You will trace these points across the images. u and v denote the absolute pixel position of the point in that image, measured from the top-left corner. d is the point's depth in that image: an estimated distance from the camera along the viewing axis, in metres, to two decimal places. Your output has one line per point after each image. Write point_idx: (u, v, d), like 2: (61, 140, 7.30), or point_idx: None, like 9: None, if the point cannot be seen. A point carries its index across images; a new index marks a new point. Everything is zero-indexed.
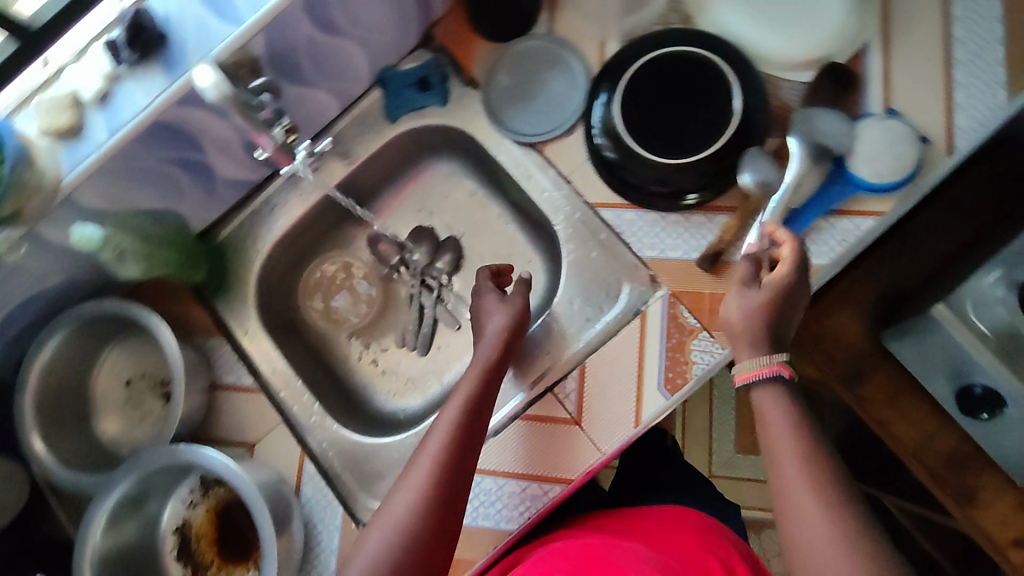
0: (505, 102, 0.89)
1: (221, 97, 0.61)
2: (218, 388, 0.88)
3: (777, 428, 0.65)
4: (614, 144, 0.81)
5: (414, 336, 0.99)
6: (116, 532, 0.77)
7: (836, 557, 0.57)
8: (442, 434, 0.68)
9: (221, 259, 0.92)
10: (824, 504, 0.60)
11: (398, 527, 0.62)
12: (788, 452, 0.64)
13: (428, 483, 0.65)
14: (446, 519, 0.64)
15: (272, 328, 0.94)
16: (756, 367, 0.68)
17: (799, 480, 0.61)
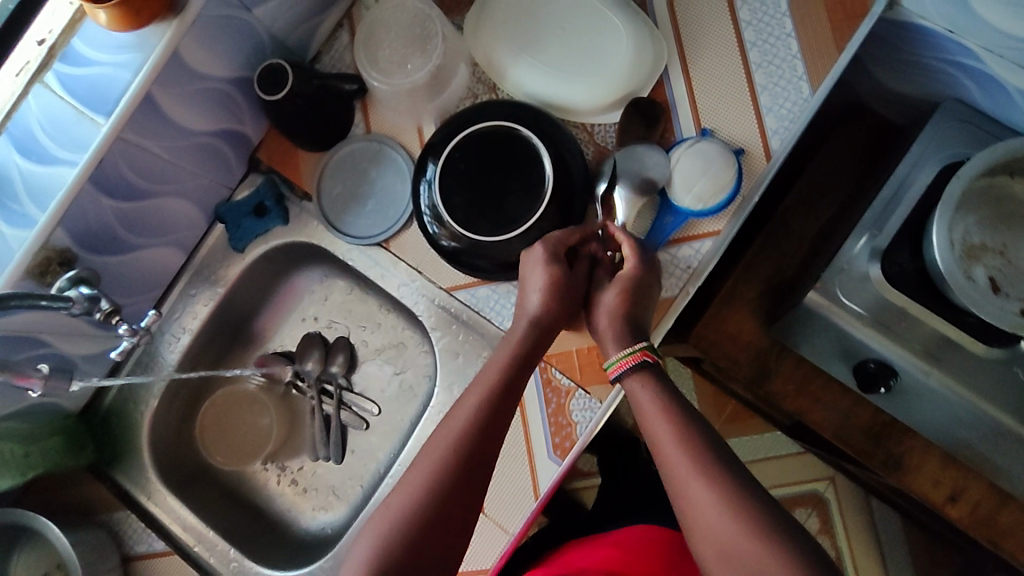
0: (343, 208, 0.91)
1: None
2: (133, 559, 0.89)
3: (660, 435, 0.66)
4: (446, 231, 0.80)
5: (324, 445, 0.97)
6: None
7: (711, 502, 0.61)
8: (431, 462, 0.67)
9: (109, 429, 0.92)
10: (718, 491, 0.61)
11: (391, 520, 0.64)
12: (672, 453, 0.64)
13: (406, 515, 0.64)
14: (434, 525, 0.64)
15: (178, 482, 0.94)
16: (621, 359, 0.71)
17: (682, 473, 0.63)
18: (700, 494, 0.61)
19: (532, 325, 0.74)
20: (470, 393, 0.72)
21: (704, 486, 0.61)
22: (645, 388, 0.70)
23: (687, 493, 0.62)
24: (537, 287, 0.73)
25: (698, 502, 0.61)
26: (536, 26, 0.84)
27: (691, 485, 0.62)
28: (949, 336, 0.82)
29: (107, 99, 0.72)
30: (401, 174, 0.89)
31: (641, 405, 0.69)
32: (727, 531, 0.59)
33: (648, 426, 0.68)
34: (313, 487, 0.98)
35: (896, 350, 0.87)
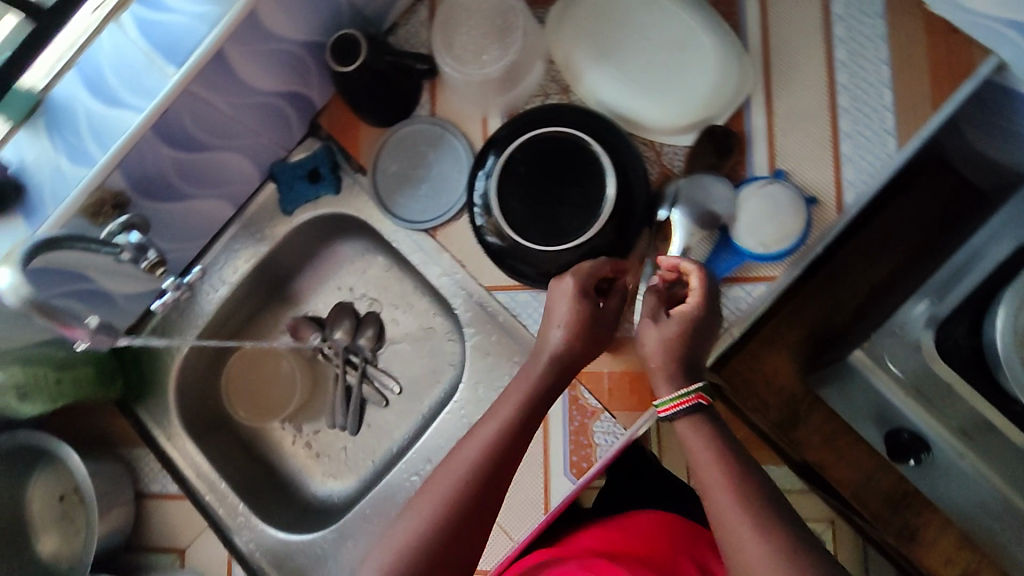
0: (396, 189, 0.90)
1: (18, 299, 0.62)
2: (146, 496, 0.91)
3: (712, 486, 0.62)
4: (495, 231, 0.79)
5: (344, 414, 0.98)
6: None
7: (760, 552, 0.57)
8: (447, 483, 0.67)
9: (137, 367, 0.94)
10: (776, 558, 0.56)
11: (409, 540, 0.65)
12: (721, 508, 0.61)
13: (418, 533, 0.65)
14: (450, 548, 0.65)
15: (198, 428, 0.95)
16: (674, 400, 0.67)
17: (733, 532, 0.59)
18: (755, 560, 0.57)
19: (554, 355, 0.72)
20: (492, 412, 0.71)
21: (757, 548, 0.57)
22: (693, 431, 0.66)
23: (738, 556, 0.58)
24: (561, 321, 0.73)
25: (752, 569, 0.57)
26: (621, 37, 0.81)
27: (743, 547, 0.58)
28: (996, 422, 0.79)
29: (180, 52, 0.72)
30: (459, 166, 0.89)
31: (690, 448, 0.65)
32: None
33: (698, 472, 0.64)
34: (326, 454, 0.99)
35: (933, 425, 0.85)
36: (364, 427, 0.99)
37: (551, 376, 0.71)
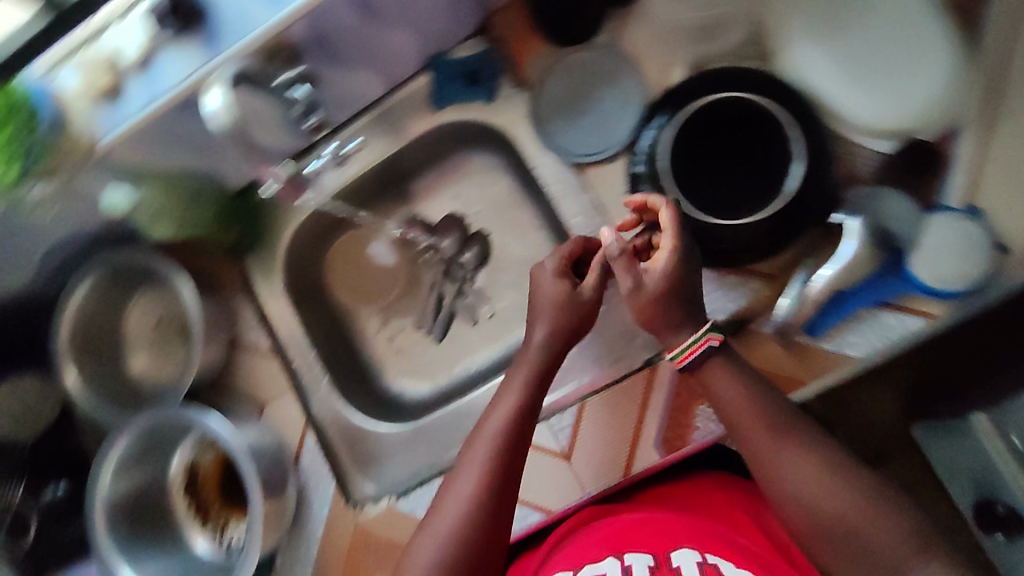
0: (554, 113, 0.85)
1: (232, 116, 0.68)
2: (239, 347, 0.93)
3: (739, 413, 0.65)
4: (650, 177, 0.75)
5: (432, 320, 0.99)
6: (130, 475, 0.84)
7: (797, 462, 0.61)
8: (477, 471, 0.68)
9: (255, 219, 0.94)
10: (831, 478, 0.60)
11: (456, 516, 0.67)
12: (758, 436, 0.63)
13: (461, 520, 0.66)
14: (497, 519, 0.67)
15: (297, 295, 0.96)
16: (689, 347, 0.66)
17: (784, 461, 0.62)
18: (791, 464, 0.61)
19: (540, 355, 0.74)
20: (504, 393, 0.73)
21: (812, 473, 0.61)
22: (726, 374, 0.66)
23: (790, 488, 0.61)
24: (547, 304, 0.75)
25: (808, 493, 0.60)
26: (851, 21, 0.73)
27: (795, 474, 0.61)
28: None
29: None
30: (627, 111, 0.82)
31: (717, 398, 0.66)
32: (843, 526, 0.58)
33: (737, 421, 0.65)
34: (406, 354, 0.99)
35: None
36: (448, 338, 0.99)
37: (559, 344, 0.74)
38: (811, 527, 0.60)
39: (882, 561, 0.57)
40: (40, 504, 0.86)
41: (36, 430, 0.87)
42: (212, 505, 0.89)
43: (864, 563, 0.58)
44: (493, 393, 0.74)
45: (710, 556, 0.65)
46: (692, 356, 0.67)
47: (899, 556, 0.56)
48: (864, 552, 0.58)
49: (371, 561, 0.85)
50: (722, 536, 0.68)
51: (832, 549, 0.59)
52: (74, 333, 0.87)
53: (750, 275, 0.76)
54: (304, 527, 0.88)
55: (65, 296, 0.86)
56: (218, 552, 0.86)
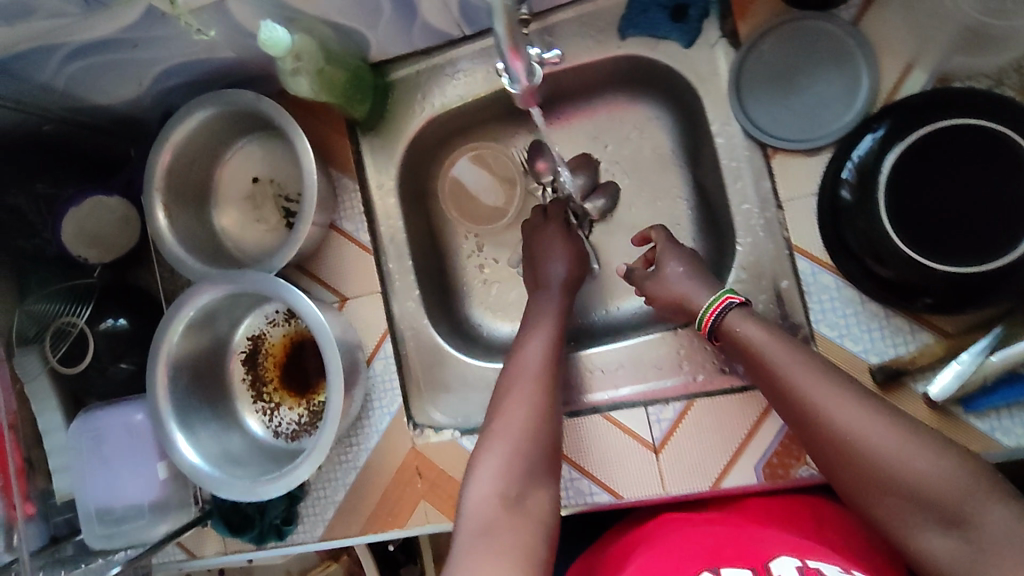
0: (758, 81, 0.73)
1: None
2: (334, 230, 0.84)
3: (784, 361, 0.62)
4: (857, 185, 0.66)
5: None
6: (191, 340, 0.77)
7: (853, 413, 0.57)
8: (524, 398, 0.68)
9: (386, 97, 0.85)
10: (879, 417, 0.57)
11: (511, 450, 0.65)
12: (802, 383, 0.60)
13: (515, 444, 0.65)
14: (546, 452, 0.66)
15: (406, 194, 0.88)
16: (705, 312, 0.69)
17: (823, 401, 0.59)
18: (837, 409, 0.58)
19: (563, 288, 0.81)
20: (532, 334, 0.76)
21: (858, 415, 0.57)
22: (749, 320, 0.67)
23: (831, 431, 0.58)
24: (558, 258, 0.82)
25: (856, 437, 0.57)
26: None
27: (842, 419, 0.58)
28: None
29: None
30: (847, 105, 0.70)
31: (747, 343, 0.65)
32: (896, 471, 0.55)
33: (770, 368, 0.63)
34: (500, 287, 0.93)
35: None
36: None
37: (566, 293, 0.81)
38: (860, 472, 0.56)
39: (942, 508, 0.53)
40: (95, 333, 0.79)
41: (108, 254, 0.81)
42: (269, 382, 0.85)
43: (922, 508, 0.54)
44: (512, 350, 0.76)
45: (813, 563, 0.55)
46: (719, 311, 0.69)
47: (960, 499, 0.52)
48: (922, 497, 0.54)
49: (420, 487, 0.82)
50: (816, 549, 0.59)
51: (885, 496, 0.55)
52: (167, 175, 0.76)
53: (923, 327, 0.69)
54: (358, 434, 0.84)
55: (178, 120, 0.75)
56: (267, 432, 0.84)
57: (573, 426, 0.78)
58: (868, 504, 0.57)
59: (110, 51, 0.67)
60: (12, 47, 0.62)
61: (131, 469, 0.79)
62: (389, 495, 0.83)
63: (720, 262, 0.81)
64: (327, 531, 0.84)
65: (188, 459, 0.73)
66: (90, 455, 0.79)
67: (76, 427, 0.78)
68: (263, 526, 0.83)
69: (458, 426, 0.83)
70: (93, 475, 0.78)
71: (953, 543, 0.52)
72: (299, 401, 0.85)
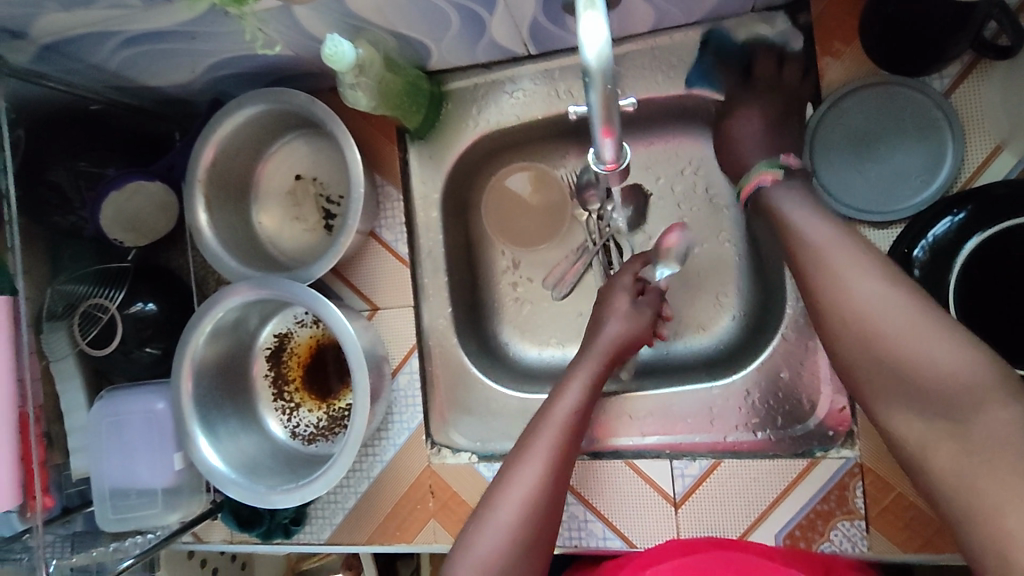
0: (836, 141, 0.70)
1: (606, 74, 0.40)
2: (373, 238, 0.83)
3: (822, 254, 0.53)
4: (927, 268, 0.63)
5: (560, 279, 0.88)
6: (218, 338, 0.76)
7: (882, 305, 0.49)
8: (544, 460, 0.63)
9: (440, 107, 0.82)
10: (905, 309, 0.49)
11: (513, 513, 0.60)
12: (829, 262, 0.52)
13: (524, 511, 0.60)
14: (546, 525, 0.61)
15: (449, 206, 0.86)
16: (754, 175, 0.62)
17: (842, 275, 0.51)
18: (860, 293, 0.50)
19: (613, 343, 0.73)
20: (568, 381, 0.70)
21: (878, 294, 0.50)
22: (790, 195, 0.59)
23: (844, 304, 0.51)
24: (616, 322, 0.74)
25: (867, 313, 0.49)
26: None
27: (860, 290, 0.50)
28: None
29: None
30: (926, 180, 0.67)
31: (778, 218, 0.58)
32: (897, 353, 0.48)
33: (796, 244, 0.55)
34: (531, 309, 0.91)
35: None
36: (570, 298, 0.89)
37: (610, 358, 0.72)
38: (862, 354, 0.50)
39: (938, 399, 0.46)
40: (124, 316, 0.78)
41: (143, 239, 0.79)
42: (291, 382, 0.85)
43: (915, 396, 0.47)
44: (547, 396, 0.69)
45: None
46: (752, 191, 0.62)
47: (964, 391, 0.45)
48: (920, 384, 0.47)
49: (431, 505, 0.82)
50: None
51: (886, 386, 0.49)
52: (210, 169, 0.74)
53: None
54: (375, 445, 0.83)
55: (225, 114, 0.73)
56: (284, 432, 0.83)
57: (594, 470, 0.76)
58: (863, 387, 0.51)
59: (166, 42, 0.65)
60: (66, 32, 0.60)
61: (149, 456, 0.79)
62: (399, 510, 0.82)
63: (765, 319, 0.79)
64: (333, 535, 0.84)
65: (208, 460, 0.73)
66: (109, 438, 0.79)
67: (99, 408, 0.78)
68: (272, 523, 0.83)
69: (475, 450, 0.82)
70: (111, 459, 0.78)
71: (931, 432, 0.47)
72: (319, 404, 0.85)
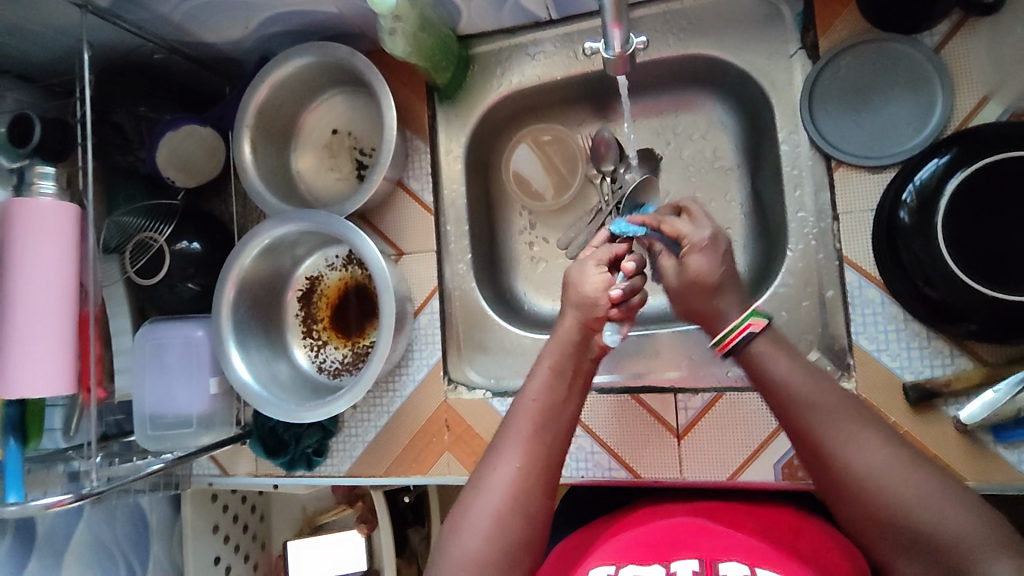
0: (831, 94, 0.76)
1: None
2: (401, 187, 0.90)
3: (819, 405, 0.57)
4: (917, 210, 0.67)
5: (573, 238, 0.93)
6: (258, 268, 0.83)
7: (886, 462, 0.53)
8: (516, 453, 0.62)
9: (467, 70, 0.90)
10: (900, 458, 0.53)
11: (494, 518, 0.59)
12: (832, 414, 0.56)
13: (499, 514, 0.59)
14: (532, 520, 0.60)
15: (472, 162, 0.93)
16: (730, 333, 0.63)
17: (843, 440, 0.55)
18: (861, 446, 0.54)
19: (586, 313, 0.69)
20: (537, 367, 0.68)
21: (880, 449, 0.54)
22: (779, 348, 0.62)
23: (847, 464, 0.54)
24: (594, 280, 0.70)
25: (873, 474, 0.53)
26: None
27: (862, 454, 0.54)
28: None
29: None
30: (918, 128, 0.72)
31: (772, 369, 0.61)
32: (905, 507, 0.51)
33: (792, 393, 0.58)
34: (546, 266, 0.96)
35: None
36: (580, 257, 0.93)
37: (577, 333, 0.69)
38: (863, 503, 0.53)
39: (939, 553, 0.50)
40: (171, 251, 0.84)
41: (192, 180, 0.87)
42: (320, 321, 0.90)
43: (925, 550, 0.51)
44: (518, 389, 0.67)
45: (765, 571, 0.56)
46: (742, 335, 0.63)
47: (967, 546, 0.49)
48: (926, 541, 0.50)
49: (446, 439, 0.86)
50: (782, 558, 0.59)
51: (891, 534, 0.52)
52: (257, 114, 0.82)
53: (963, 353, 0.70)
54: (396, 381, 0.88)
55: (275, 65, 0.81)
56: (312, 367, 0.89)
57: (602, 403, 0.81)
58: (873, 539, 0.54)
59: None
60: None
61: (185, 380, 0.84)
62: (416, 443, 0.87)
63: (766, 267, 0.83)
64: (353, 467, 0.88)
65: (241, 378, 0.79)
66: (150, 362, 0.83)
67: (140, 333, 0.84)
68: (296, 453, 0.88)
69: (489, 387, 0.87)
70: (148, 381, 0.83)
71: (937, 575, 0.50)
72: (344, 342, 0.90)
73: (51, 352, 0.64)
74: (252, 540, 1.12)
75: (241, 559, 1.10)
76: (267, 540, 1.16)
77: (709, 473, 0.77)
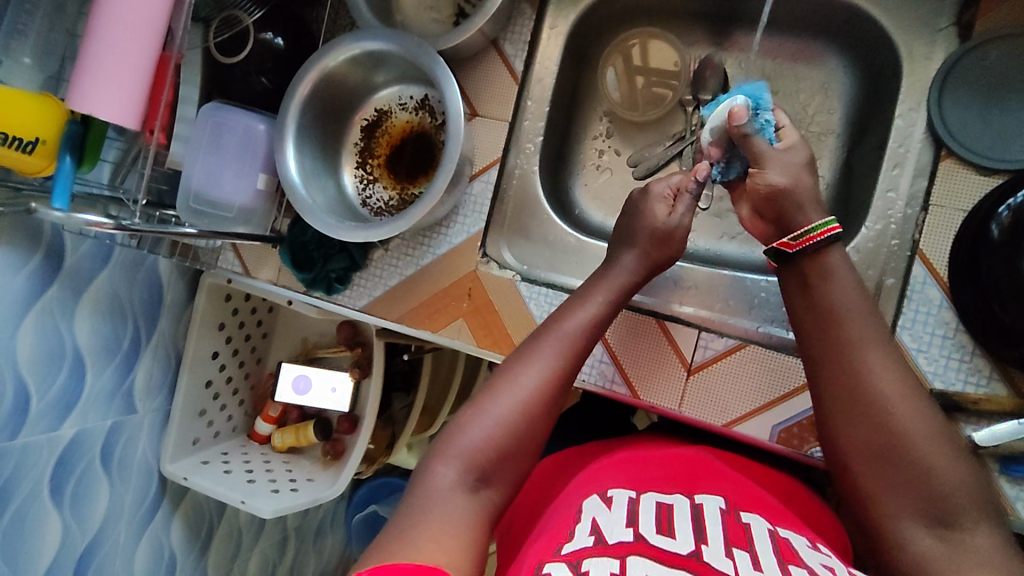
0: (962, 81, 0.72)
1: None
2: (494, 48, 0.86)
3: (863, 336, 0.57)
4: (1009, 226, 0.63)
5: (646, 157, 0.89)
6: (339, 77, 0.82)
7: (912, 409, 0.54)
8: (544, 364, 0.62)
9: None
10: (919, 405, 0.54)
11: (506, 421, 0.58)
12: (872, 350, 0.57)
13: (514, 412, 0.59)
14: (536, 432, 0.60)
15: (573, 47, 0.89)
16: (817, 231, 0.62)
17: (869, 366, 0.56)
18: (891, 384, 0.55)
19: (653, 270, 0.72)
20: (586, 295, 0.69)
21: (908, 395, 0.54)
22: (845, 272, 0.61)
23: (866, 387, 0.55)
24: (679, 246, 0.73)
25: (892, 403, 0.54)
26: None
27: (882, 383, 0.55)
28: None
29: None
30: None
31: (826, 289, 0.60)
32: (920, 456, 0.52)
33: (831, 309, 0.59)
34: (609, 178, 0.94)
35: None
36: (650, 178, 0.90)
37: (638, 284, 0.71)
38: (874, 440, 0.54)
39: (934, 503, 0.51)
40: (255, 38, 0.83)
41: None
42: (376, 157, 0.90)
43: (913, 492, 0.52)
44: (560, 309, 0.68)
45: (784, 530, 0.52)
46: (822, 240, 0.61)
47: (957, 497, 0.51)
48: (920, 486, 0.52)
49: (465, 306, 0.86)
50: (785, 513, 0.56)
51: (889, 478, 0.53)
52: None
53: (1002, 378, 0.68)
54: (432, 238, 0.88)
55: None
56: (356, 197, 0.89)
57: (627, 321, 0.80)
58: (858, 472, 0.55)
59: None
60: None
61: (235, 167, 0.83)
62: (436, 300, 0.87)
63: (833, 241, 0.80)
64: (370, 305, 0.89)
65: (291, 174, 0.80)
66: (206, 140, 0.82)
67: (205, 109, 0.82)
68: (320, 273, 0.88)
69: (519, 271, 0.87)
70: (201, 157, 0.82)
71: (933, 537, 0.51)
72: (394, 187, 0.90)
73: (127, 78, 0.64)
74: (250, 351, 1.16)
75: (235, 363, 1.14)
76: (264, 357, 1.20)
77: (705, 415, 0.77)
